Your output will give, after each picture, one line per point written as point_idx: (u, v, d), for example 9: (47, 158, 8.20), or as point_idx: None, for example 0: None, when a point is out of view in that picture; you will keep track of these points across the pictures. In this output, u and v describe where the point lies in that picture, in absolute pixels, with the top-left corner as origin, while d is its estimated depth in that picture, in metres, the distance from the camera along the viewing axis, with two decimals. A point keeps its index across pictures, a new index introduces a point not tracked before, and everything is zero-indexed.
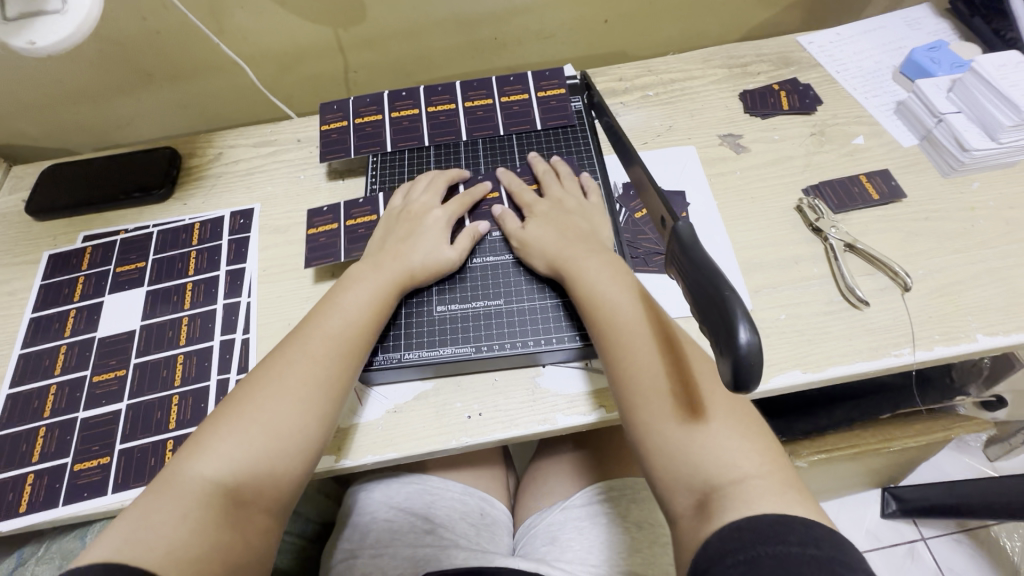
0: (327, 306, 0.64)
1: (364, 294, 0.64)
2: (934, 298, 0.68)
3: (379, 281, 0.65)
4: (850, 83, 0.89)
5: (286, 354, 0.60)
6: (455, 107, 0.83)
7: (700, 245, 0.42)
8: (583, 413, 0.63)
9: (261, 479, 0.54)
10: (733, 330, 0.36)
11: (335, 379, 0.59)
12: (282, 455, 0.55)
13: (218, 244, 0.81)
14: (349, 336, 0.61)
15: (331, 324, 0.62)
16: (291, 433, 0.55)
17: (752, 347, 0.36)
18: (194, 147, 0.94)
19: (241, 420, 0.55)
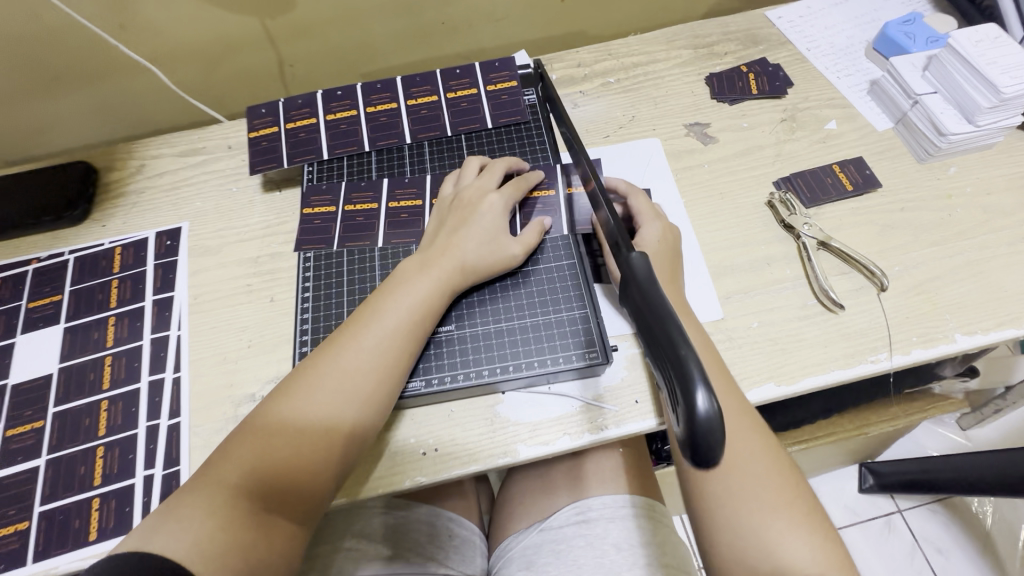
0: (372, 309, 0.58)
1: (409, 297, 0.58)
2: (911, 297, 0.64)
3: (430, 280, 0.59)
4: (821, 62, 0.83)
5: (326, 361, 0.55)
6: (397, 107, 0.76)
7: (653, 284, 0.38)
8: (544, 443, 0.59)
9: (297, 480, 0.50)
10: (689, 398, 0.31)
11: (372, 395, 0.54)
12: (315, 465, 0.51)
13: (142, 271, 0.74)
14: (393, 347, 0.56)
15: (377, 331, 0.56)
16: (322, 447, 0.51)
17: (711, 417, 0.31)
18: (113, 159, 0.84)
19: (289, 417, 0.51)
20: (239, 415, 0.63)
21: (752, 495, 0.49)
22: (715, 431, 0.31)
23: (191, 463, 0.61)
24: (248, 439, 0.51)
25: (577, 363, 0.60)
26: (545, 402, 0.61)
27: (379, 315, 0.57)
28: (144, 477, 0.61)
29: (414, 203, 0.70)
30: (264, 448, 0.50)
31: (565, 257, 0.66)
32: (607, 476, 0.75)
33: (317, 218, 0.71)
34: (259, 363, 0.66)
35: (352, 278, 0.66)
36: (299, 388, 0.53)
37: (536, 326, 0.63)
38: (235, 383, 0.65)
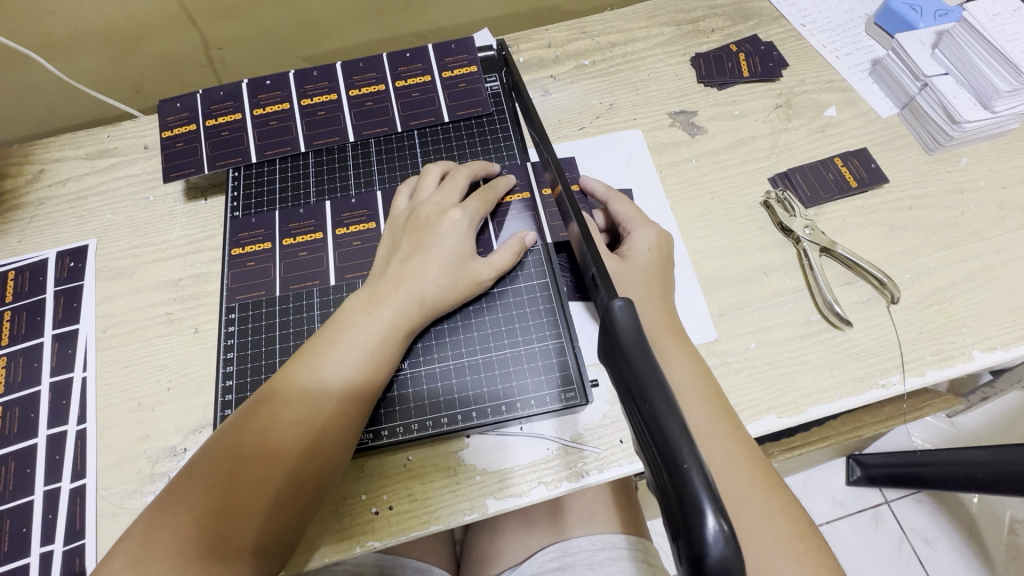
0: (311, 358, 0.47)
1: (358, 345, 0.47)
2: (924, 308, 0.57)
3: (390, 307, 0.49)
4: (818, 39, 0.75)
5: (256, 423, 0.44)
6: (338, 98, 0.65)
7: (642, 355, 0.31)
8: (515, 496, 0.51)
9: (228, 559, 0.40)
10: (700, 538, 0.25)
11: (320, 464, 0.44)
12: (259, 532, 0.41)
13: (40, 300, 0.62)
14: (341, 406, 0.45)
15: (317, 389, 0.45)
16: (265, 512, 0.42)
17: (725, 562, 0.25)
18: (5, 164, 0.71)
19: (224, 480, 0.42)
20: (156, 474, 0.53)
21: (770, 568, 0.41)
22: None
23: (99, 535, 0.51)
24: (158, 541, 0.40)
25: (552, 405, 0.52)
26: (517, 448, 0.52)
27: (320, 366, 0.46)
28: (43, 554, 0.51)
29: (367, 227, 0.59)
30: (184, 544, 0.40)
31: (536, 277, 0.57)
32: (590, 510, 0.68)
33: (250, 258, 0.58)
34: (180, 410, 0.56)
35: (291, 320, 0.55)
36: (222, 460, 0.42)
37: (502, 362, 0.54)
38: (151, 435, 0.55)
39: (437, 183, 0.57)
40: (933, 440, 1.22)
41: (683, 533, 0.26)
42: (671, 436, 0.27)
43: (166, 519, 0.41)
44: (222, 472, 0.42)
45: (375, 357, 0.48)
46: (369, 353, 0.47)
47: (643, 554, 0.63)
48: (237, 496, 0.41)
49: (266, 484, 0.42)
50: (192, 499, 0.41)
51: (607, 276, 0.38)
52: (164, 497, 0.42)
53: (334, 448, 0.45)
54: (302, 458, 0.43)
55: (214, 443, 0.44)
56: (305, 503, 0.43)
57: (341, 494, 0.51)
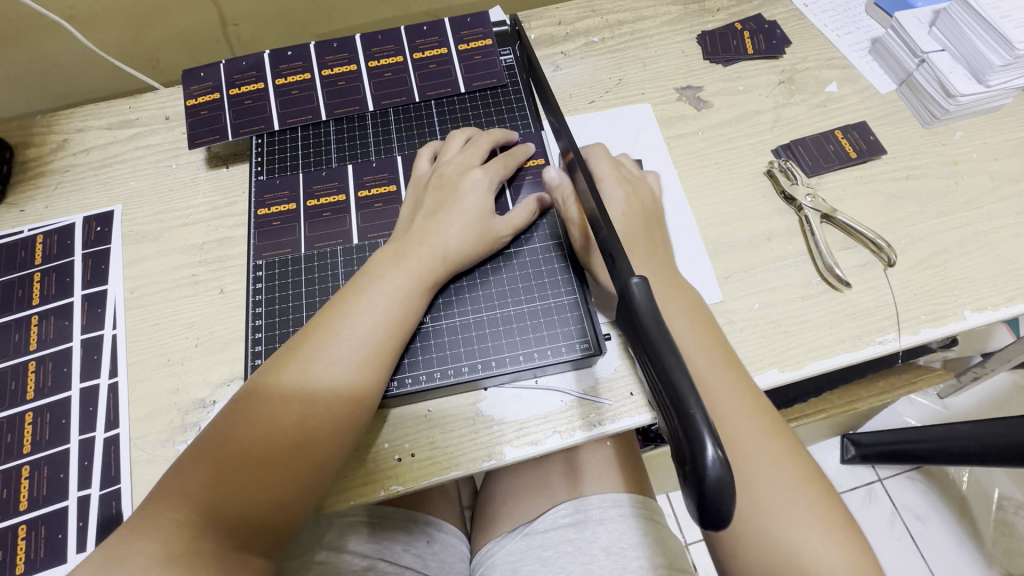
0: (344, 306, 0.49)
1: (386, 296, 0.50)
2: (919, 272, 0.60)
3: (417, 260, 0.52)
4: (819, 18, 0.77)
5: (288, 372, 0.46)
6: (358, 69, 0.67)
7: (658, 326, 0.34)
8: (533, 443, 0.53)
9: (276, 485, 0.44)
10: (701, 461, 0.28)
11: (345, 416, 0.47)
12: (302, 461, 0.45)
13: (70, 262, 0.64)
14: (368, 357, 0.48)
15: (349, 335, 0.48)
16: (307, 443, 0.45)
17: (721, 483, 0.28)
18: (29, 134, 0.72)
19: (266, 416, 0.45)
20: (187, 424, 0.56)
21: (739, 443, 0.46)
22: (725, 496, 0.28)
23: (133, 480, 0.54)
24: (189, 479, 0.43)
25: (568, 356, 0.55)
26: (534, 399, 0.55)
27: (352, 314, 0.49)
28: (80, 498, 0.53)
29: (389, 189, 0.62)
30: (232, 471, 0.43)
31: (550, 238, 0.59)
32: (599, 469, 0.71)
33: (277, 218, 0.61)
34: (208, 364, 0.58)
35: (316, 277, 0.58)
36: (264, 399, 0.46)
37: (520, 317, 0.56)
38: (182, 388, 0.57)
39: (459, 147, 0.60)
40: (925, 419, 1.26)
41: (689, 461, 0.29)
42: (674, 374, 0.31)
43: (198, 458, 0.44)
44: (253, 415, 0.45)
45: (402, 311, 0.50)
46: (395, 306, 0.50)
47: (649, 511, 0.66)
48: (266, 442, 0.44)
49: (295, 432, 0.45)
50: (238, 433, 0.44)
51: (622, 252, 0.40)
52: (210, 432, 0.46)
53: (368, 389, 0.48)
54: (330, 410, 0.46)
55: (256, 385, 0.47)
56: (342, 437, 0.47)
57: (365, 443, 0.53)
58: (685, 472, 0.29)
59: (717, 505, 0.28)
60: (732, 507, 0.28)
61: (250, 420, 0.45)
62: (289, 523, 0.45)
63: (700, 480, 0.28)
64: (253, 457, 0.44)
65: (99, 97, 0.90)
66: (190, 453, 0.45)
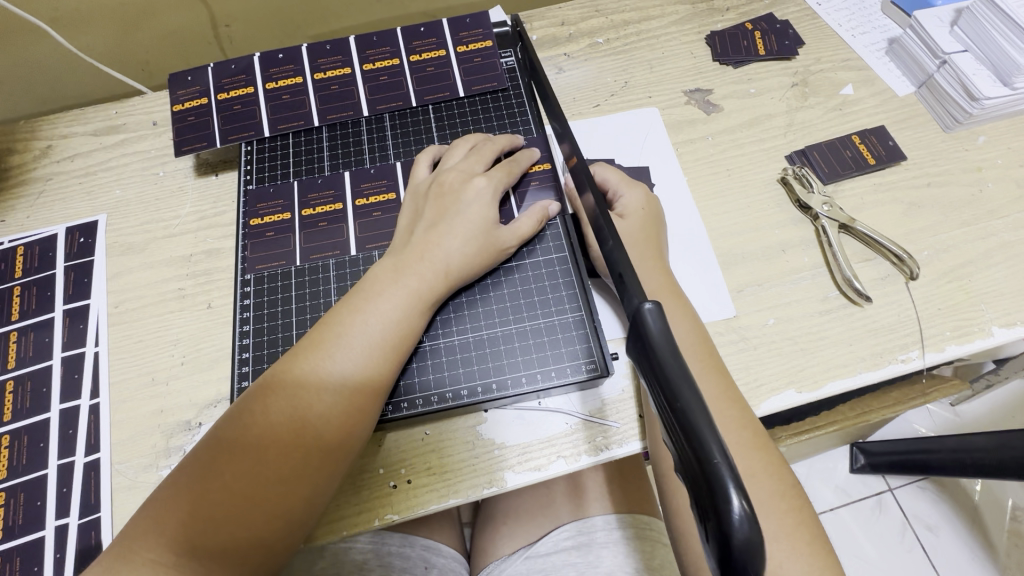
0: (336, 325, 0.46)
1: (382, 314, 0.47)
2: (942, 285, 0.57)
3: (415, 276, 0.49)
4: (834, 18, 0.74)
5: (276, 397, 0.43)
6: (352, 72, 0.64)
7: (673, 357, 0.30)
8: (535, 469, 0.50)
9: (261, 519, 0.41)
10: (726, 518, 0.26)
11: (337, 444, 0.44)
12: (290, 493, 0.42)
13: (51, 275, 0.62)
14: (362, 381, 0.45)
15: (341, 358, 0.45)
16: (295, 474, 0.42)
17: (750, 541, 0.26)
18: (12, 140, 0.70)
19: (251, 443, 0.42)
20: (171, 448, 0.53)
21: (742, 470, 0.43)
22: (755, 557, 0.26)
23: (114, 508, 0.51)
24: (169, 511, 0.40)
25: (573, 377, 0.52)
26: (537, 422, 0.52)
27: (345, 334, 0.46)
28: (58, 527, 0.51)
29: (386, 198, 0.59)
30: (214, 504, 0.40)
31: (555, 251, 0.57)
32: (604, 490, 0.68)
33: (269, 228, 0.58)
34: (194, 384, 0.55)
35: (308, 293, 0.55)
36: (250, 425, 0.43)
37: (522, 334, 0.54)
38: (166, 409, 0.54)
39: (461, 155, 0.57)
40: (938, 428, 1.23)
41: (712, 515, 0.26)
42: (693, 416, 0.28)
43: (179, 489, 0.41)
44: (238, 443, 0.42)
45: (398, 330, 0.47)
46: (391, 325, 0.47)
47: (656, 532, 0.63)
48: (252, 472, 0.41)
49: (283, 461, 0.42)
50: (221, 462, 0.42)
51: (630, 267, 0.37)
52: (193, 458, 0.43)
53: (362, 414, 0.45)
54: (321, 437, 0.43)
55: (242, 408, 0.44)
56: (333, 466, 0.43)
57: (359, 469, 0.50)
58: (709, 529, 0.27)
59: (744, 563, 0.26)
60: (763, 569, 0.26)
61: (235, 448, 0.42)
62: (276, 556, 0.42)
63: (727, 543, 0.25)
64: (238, 488, 0.41)
65: (89, 101, 0.87)
66: (171, 483, 0.42)
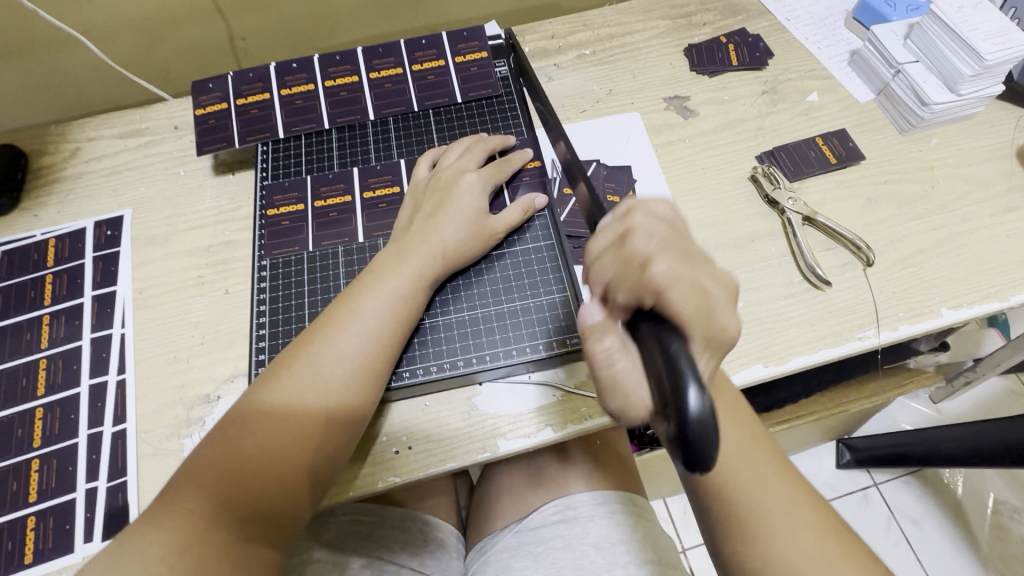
0: (349, 303, 0.51)
1: (388, 294, 0.52)
2: (896, 271, 0.63)
3: (417, 260, 0.54)
4: (801, 32, 0.81)
5: (298, 368, 0.48)
6: (359, 80, 0.70)
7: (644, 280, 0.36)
8: (525, 436, 0.55)
9: (281, 482, 0.45)
10: (683, 399, 0.29)
11: (354, 406, 0.49)
12: (307, 455, 0.46)
13: (80, 264, 0.67)
14: (374, 351, 0.50)
15: (354, 331, 0.50)
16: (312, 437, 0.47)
17: (704, 421, 0.29)
18: (44, 142, 0.75)
19: (272, 412, 0.47)
20: (192, 419, 0.58)
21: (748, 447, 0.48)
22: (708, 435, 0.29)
23: (139, 473, 0.55)
24: (198, 474, 0.44)
25: (559, 351, 0.57)
26: (527, 394, 0.57)
27: (358, 310, 0.51)
28: (88, 490, 0.55)
29: (392, 190, 0.65)
30: (239, 467, 0.44)
31: (543, 239, 0.62)
32: (590, 470, 0.72)
33: (285, 218, 0.64)
34: (213, 362, 0.60)
35: (319, 276, 0.61)
36: (270, 396, 0.47)
37: (513, 313, 0.59)
38: (187, 384, 0.59)
39: (457, 154, 0.63)
40: (919, 422, 1.27)
41: (672, 403, 0.30)
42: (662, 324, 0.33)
43: (207, 457, 0.45)
44: (261, 412, 0.47)
45: (403, 309, 0.53)
46: (397, 303, 0.52)
47: (638, 509, 0.68)
48: (279, 434, 0.46)
49: (308, 422, 0.47)
50: (245, 431, 0.46)
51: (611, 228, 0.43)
52: (216, 432, 0.46)
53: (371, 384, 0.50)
54: (336, 401, 0.48)
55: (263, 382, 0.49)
56: (346, 431, 0.49)
57: (364, 436, 0.55)
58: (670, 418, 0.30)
59: (700, 445, 0.29)
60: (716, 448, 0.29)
61: (258, 416, 0.46)
62: (296, 514, 0.46)
63: (684, 421, 0.29)
64: (262, 450, 0.45)
65: (110, 108, 0.93)
66: (198, 450, 0.46)
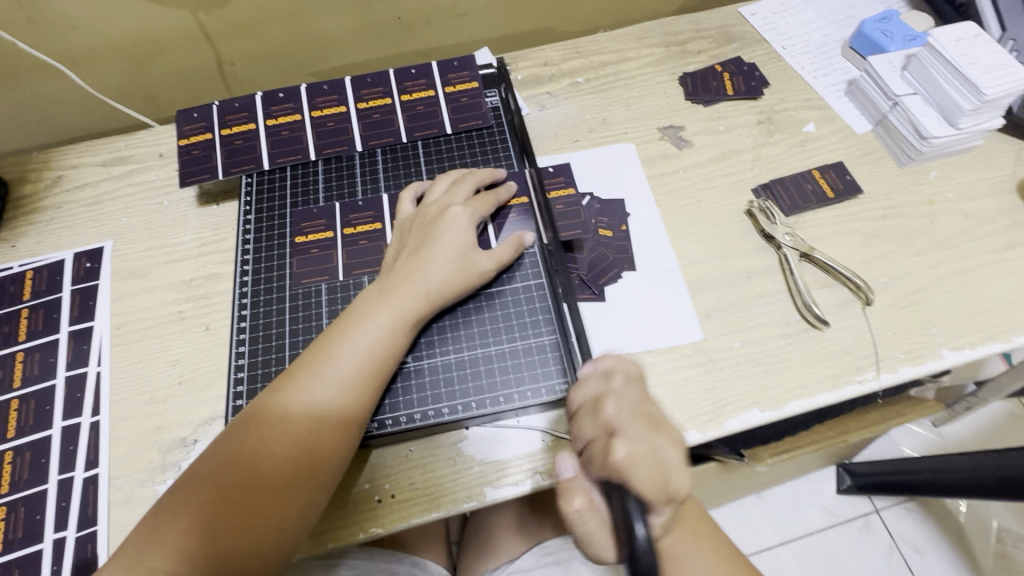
0: (327, 347, 0.50)
1: (368, 336, 0.50)
2: (897, 310, 0.61)
3: (399, 301, 0.52)
4: (797, 61, 0.80)
5: (272, 415, 0.46)
6: (347, 110, 0.69)
7: None
8: (512, 484, 0.53)
9: (253, 534, 0.43)
10: None
11: (328, 457, 0.46)
12: (281, 506, 0.44)
13: (57, 298, 0.65)
14: (350, 401, 0.48)
15: (332, 377, 0.48)
16: (285, 487, 0.45)
17: None
18: (25, 170, 0.74)
19: (248, 460, 0.45)
20: (167, 464, 0.55)
21: None
22: None
23: (110, 522, 0.53)
24: (172, 522, 0.43)
25: (547, 395, 0.55)
26: (516, 439, 0.55)
27: (335, 355, 0.49)
28: (56, 540, 0.53)
29: (374, 227, 0.63)
30: (214, 517, 0.43)
31: (532, 277, 0.60)
32: None
33: (313, 246, 0.63)
34: (190, 403, 0.58)
35: (300, 315, 0.59)
36: (245, 442, 0.46)
37: (502, 355, 0.57)
38: (164, 427, 0.57)
39: (445, 188, 0.62)
40: (922, 449, 1.25)
41: None
42: None
43: (182, 503, 0.44)
44: (236, 460, 0.45)
45: (383, 351, 0.50)
46: (377, 346, 0.50)
47: None
48: (250, 484, 0.44)
49: (278, 473, 0.45)
50: (219, 479, 0.44)
51: None
52: (193, 476, 0.45)
53: (348, 432, 0.48)
54: (313, 451, 0.46)
55: (241, 423, 0.47)
56: (323, 480, 0.46)
57: (345, 485, 0.53)
58: None
59: None
60: None
61: (233, 463, 0.45)
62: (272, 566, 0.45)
63: None
64: (234, 500, 0.44)
65: (98, 133, 0.92)
66: (173, 495, 0.45)
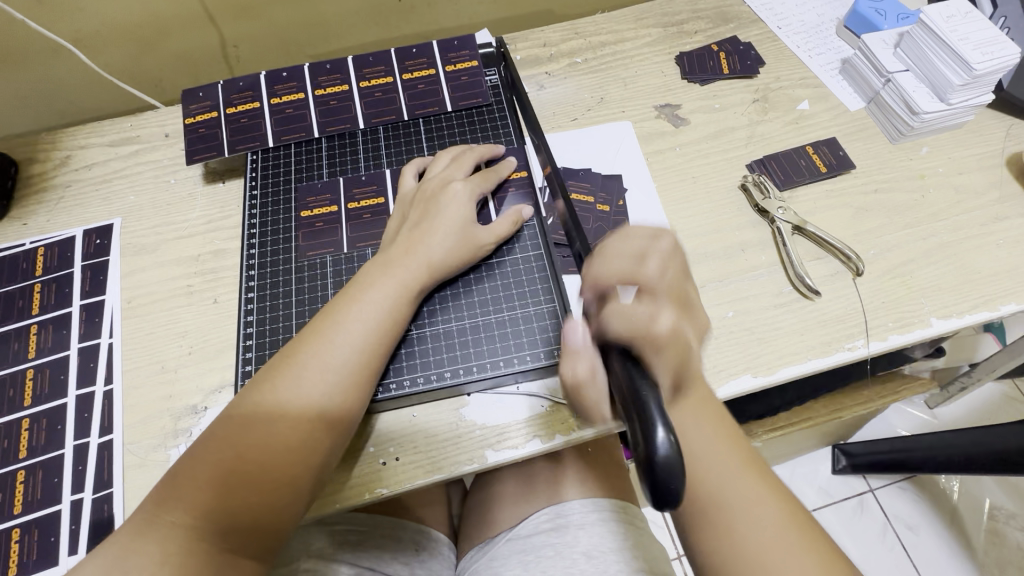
0: (334, 314, 0.51)
1: (375, 303, 0.52)
2: (886, 280, 0.63)
3: (404, 270, 0.54)
4: (793, 40, 0.81)
5: (283, 379, 0.48)
6: (349, 88, 0.70)
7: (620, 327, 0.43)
8: (513, 447, 0.55)
9: (266, 491, 0.45)
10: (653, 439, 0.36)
11: (338, 418, 0.48)
12: (293, 464, 0.46)
13: (69, 274, 0.67)
14: (358, 365, 0.50)
15: (340, 342, 0.50)
16: (297, 446, 0.47)
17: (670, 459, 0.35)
18: (35, 150, 0.75)
19: (261, 421, 0.47)
20: (179, 430, 0.57)
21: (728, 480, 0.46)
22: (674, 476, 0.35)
23: (125, 485, 0.55)
24: (188, 479, 0.45)
25: (546, 361, 0.57)
26: (516, 404, 0.56)
27: (342, 321, 0.51)
28: (73, 502, 0.55)
29: (377, 202, 0.65)
30: (229, 475, 0.45)
31: (531, 249, 0.62)
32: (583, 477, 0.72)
33: (318, 220, 0.64)
34: (200, 372, 0.60)
35: (306, 287, 0.61)
36: (258, 404, 0.47)
37: (502, 324, 0.59)
38: (175, 395, 0.59)
39: (445, 164, 0.64)
40: (916, 428, 1.27)
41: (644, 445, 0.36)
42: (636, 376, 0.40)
43: (198, 461, 0.46)
44: (250, 421, 0.47)
45: (389, 317, 0.52)
46: (383, 313, 0.52)
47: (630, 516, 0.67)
48: (264, 443, 0.46)
49: (290, 433, 0.47)
50: (235, 438, 0.46)
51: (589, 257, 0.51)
52: (208, 437, 0.47)
53: (357, 395, 0.50)
54: (324, 412, 0.48)
55: (254, 387, 0.49)
56: (334, 440, 0.48)
57: (352, 448, 0.55)
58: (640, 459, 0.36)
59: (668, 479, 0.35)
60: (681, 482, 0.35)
61: (247, 424, 0.47)
62: (285, 522, 0.46)
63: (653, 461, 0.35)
64: (248, 458, 0.45)
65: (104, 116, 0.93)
66: (188, 455, 0.47)
